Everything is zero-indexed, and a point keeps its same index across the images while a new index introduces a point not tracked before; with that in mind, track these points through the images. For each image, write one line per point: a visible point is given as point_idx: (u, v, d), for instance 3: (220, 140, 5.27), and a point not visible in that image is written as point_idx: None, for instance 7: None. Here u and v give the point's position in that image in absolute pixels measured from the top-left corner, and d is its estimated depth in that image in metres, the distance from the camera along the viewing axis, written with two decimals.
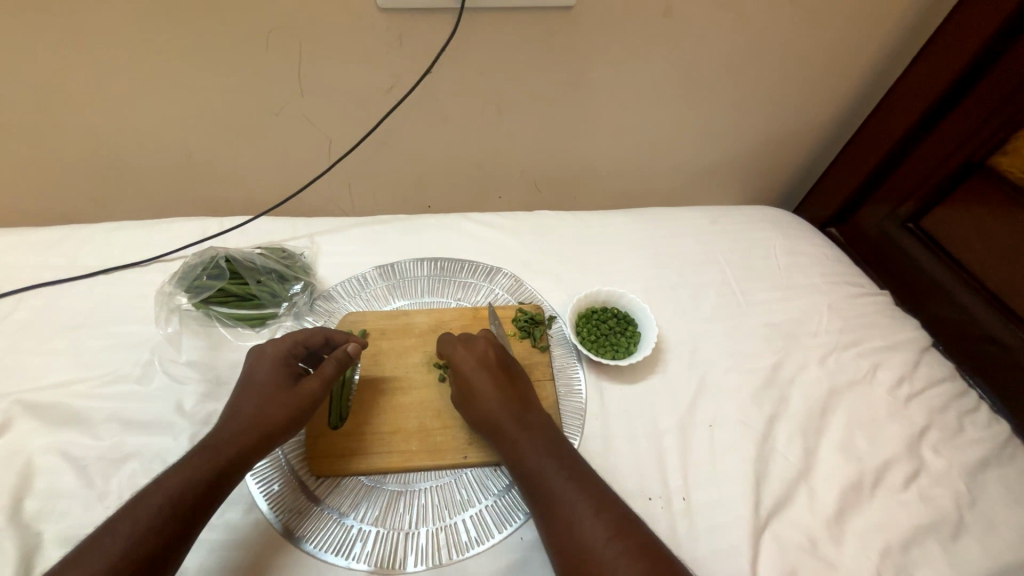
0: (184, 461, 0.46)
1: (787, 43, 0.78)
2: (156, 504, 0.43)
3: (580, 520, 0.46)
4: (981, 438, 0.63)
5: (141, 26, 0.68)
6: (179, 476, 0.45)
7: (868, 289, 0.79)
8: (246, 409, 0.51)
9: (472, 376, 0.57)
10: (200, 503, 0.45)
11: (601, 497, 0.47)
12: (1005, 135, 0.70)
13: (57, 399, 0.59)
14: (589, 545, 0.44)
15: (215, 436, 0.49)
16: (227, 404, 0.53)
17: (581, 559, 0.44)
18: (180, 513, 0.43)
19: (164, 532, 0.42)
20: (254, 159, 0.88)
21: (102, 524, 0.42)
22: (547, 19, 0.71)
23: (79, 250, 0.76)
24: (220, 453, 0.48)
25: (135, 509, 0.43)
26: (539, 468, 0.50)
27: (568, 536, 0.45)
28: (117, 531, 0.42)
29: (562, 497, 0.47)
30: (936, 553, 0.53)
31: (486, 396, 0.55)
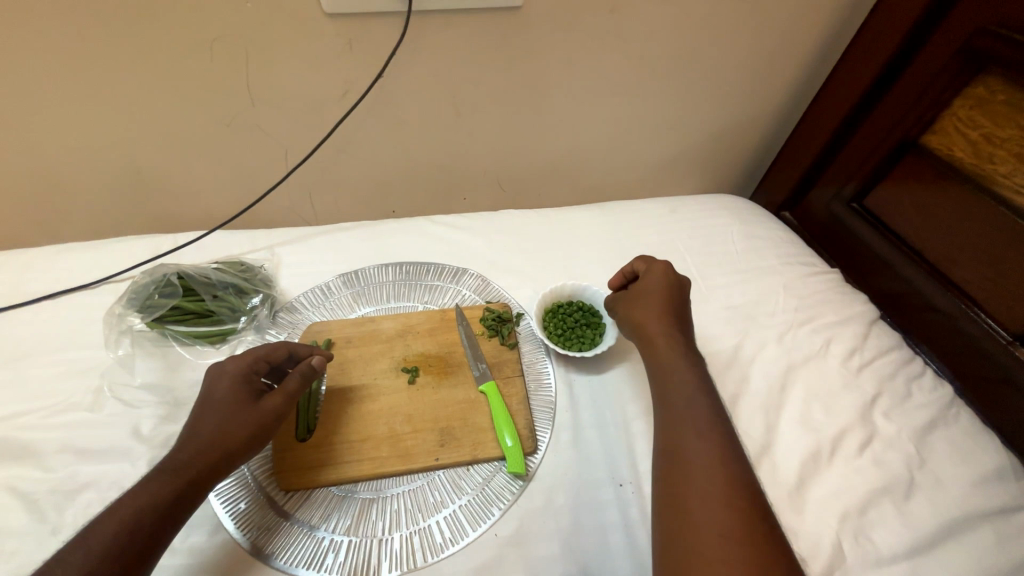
0: (141, 486, 0.45)
1: (730, 36, 0.81)
2: (111, 533, 0.41)
3: (692, 456, 0.47)
4: (927, 401, 0.66)
5: (72, 40, 0.65)
6: (135, 502, 0.44)
7: (819, 268, 0.83)
8: (205, 429, 0.50)
9: (657, 295, 0.62)
10: (159, 526, 0.43)
11: (713, 425, 0.49)
12: (933, 115, 0.74)
13: (1, 433, 0.56)
14: (694, 479, 0.45)
15: (171, 459, 0.48)
16: (185, 426, 0.51)
17: (683, 489, 0.46)
18: (136, 539, 0.42)
19: (121, 559, 0.41)
20: (207, 172, 0.86)
21: (49, 560, 0.40)
22: (496, 19, 0.72)
23: (20, 276, 0.72)
24: (179, 475, 0.46)
25: (86, 540, 0.41)
26: (681, 409, 0.51)
27: (680, 470, 0.47)
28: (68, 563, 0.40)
29: (688, 435, 0.49)
30: (890, 513, 0.56)
31: (647, 307, 0.61)
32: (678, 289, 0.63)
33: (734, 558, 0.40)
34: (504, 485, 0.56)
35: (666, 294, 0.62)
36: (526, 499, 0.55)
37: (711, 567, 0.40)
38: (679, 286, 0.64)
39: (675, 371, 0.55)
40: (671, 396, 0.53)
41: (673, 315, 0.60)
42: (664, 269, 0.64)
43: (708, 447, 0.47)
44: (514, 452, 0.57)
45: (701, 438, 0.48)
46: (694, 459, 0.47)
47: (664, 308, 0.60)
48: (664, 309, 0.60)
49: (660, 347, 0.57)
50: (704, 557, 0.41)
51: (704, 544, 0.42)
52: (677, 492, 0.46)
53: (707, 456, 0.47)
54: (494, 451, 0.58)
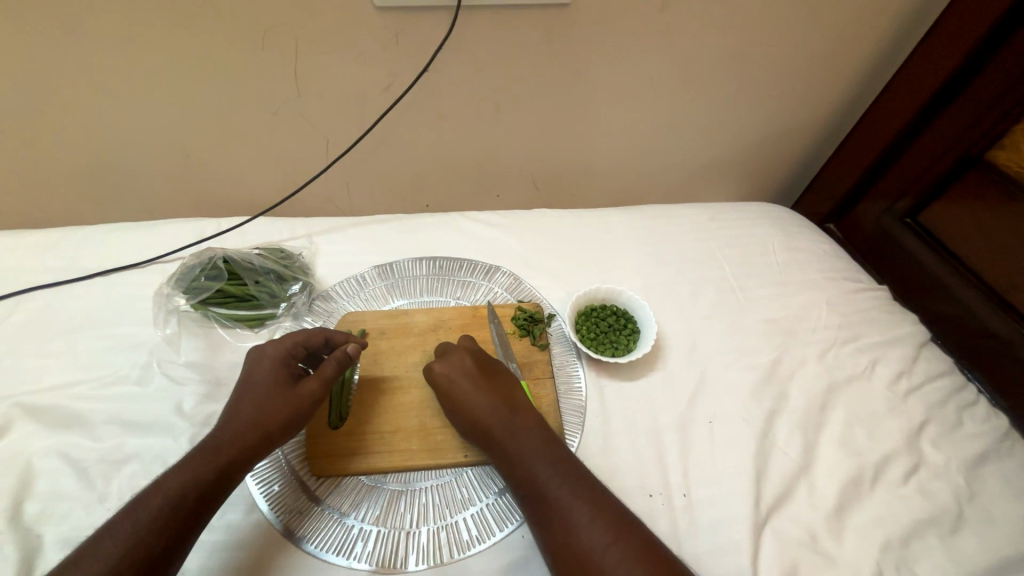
0: (185, 461, 0.46)
1: (784, 39, 0.78)
2: (157, 504, 0.43)
3: (565, 507, 0.47)
4: (979, 431, 0.63)
5: (135, 27, 0.68)
6: (180, 476, 0.45)
7: (866, 284, 0.80)
8: (247, 410, 0.51)
9: (457, 384, 0.57)
10: (203, 500, 0.45)
11: (566, 469, 0.50)
12: (1003, 129, 0.71)
13: (56, 402, 0.59)
14: (574, 533, 0.45)
15: (214, 436, 0.49)
16: (226, 406, 0.53)
17: (567, 546, 0.45)
18: (180, 514, 0.43)
19: (165, 532, 0.42)
20: (252, 160, 0.88)
21: (102, 526, 0.42)
22: (544, 16, 0.71)
23: (77, 252, 0.76)
24: (221, 453, 0.48)
25: (135, 510, 0.43)
26: (526, 463, 0.50)
27: (558, 530, 0.46)
28: (117, 533, 0.42)
29: (550, 490, 0.48)
30: (935, 547, 0.53)
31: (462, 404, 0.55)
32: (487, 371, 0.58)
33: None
34: None
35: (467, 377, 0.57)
36: None
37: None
38: (495, 371, 0.59)
39: (535, 468, 0.50)
40: (511, 459, 0.51)
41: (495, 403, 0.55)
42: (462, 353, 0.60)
43: (574, 500, 0.47)
44: None
45: (565, 487, 0.48)
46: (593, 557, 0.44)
47: (473, 401, 0.55)
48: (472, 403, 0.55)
49: (509, 440, 0.52)
50: None
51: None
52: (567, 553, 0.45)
53: (596, 543, 0.44)
54: None
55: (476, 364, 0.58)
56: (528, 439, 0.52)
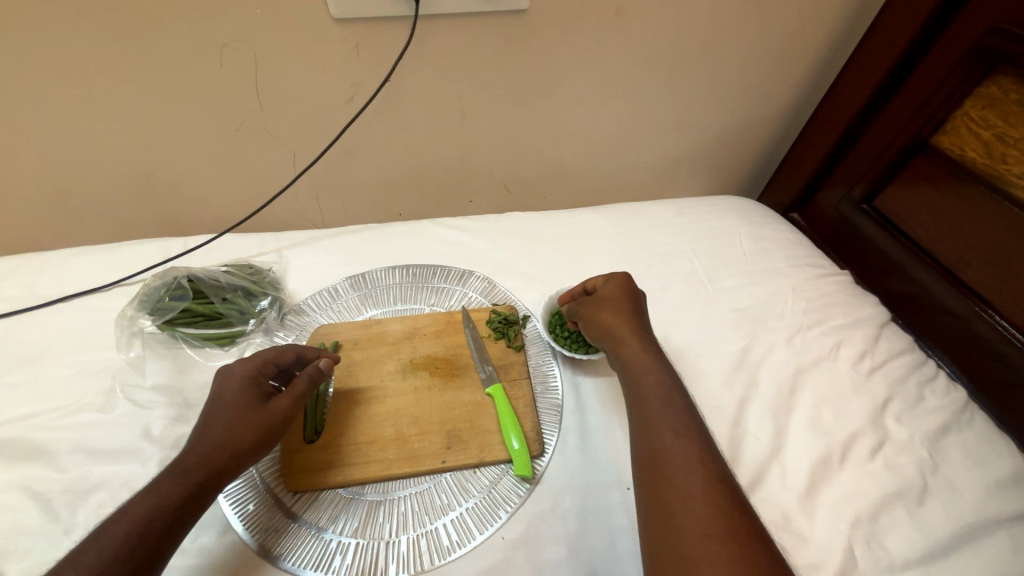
0: (152, 486, 0.45)
1: (737, 37, 0.80)
2: (122, 532, 0.42)
3: (666, 435, 0.49)
4: (940, 405, 0.65)
5: (86, 47, 0.66)
6: (147, 502, 0.44)
7: (828, 269, 0.82)
8: (214, 432, 0.50)
9: (619, 304, 0.61)
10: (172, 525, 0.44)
11: (679, 403, 0.52)
12: (943, 115, 0.73)
13: (16, 434, 0.57)
14: (669, 459, 0.47)
15: (180, 461, 0.48)
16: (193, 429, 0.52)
17: (660, 467, 0.47)
18: (147, 541, 0.42)
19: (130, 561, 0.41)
20: (218, 176, 0.87)
21: (61, 560, 0.40)
22: (502, 22, 0.72)
23: (35, 278, 0.73)
24: (190, 475, 0.47)
25: (99, 540, 0.42)
26: (644, 390, 0.53)
27: (655, 451, 0.48)
28: (77, 564, 0.40)
29: (659, 416, 0.50)
30: (903, 520, 0.55)
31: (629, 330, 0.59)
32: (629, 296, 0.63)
33: (716, 557, 0.40)
34: (510, 488, 0.56)
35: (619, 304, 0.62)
36: (533, 502, 0.55)
37: (695, 567, 0.40)
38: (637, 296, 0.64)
39: (643, 385, 0.54)
40: (641, 391, 0.53)
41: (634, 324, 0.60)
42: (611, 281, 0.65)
43: (676, 432, 0.49)
44: (521, 454, 0.57)
45: (672, 421, 0.50)
46: (673, 460, 0.46)
47: (630, 320, 0.60)
48: (634, 327, 0.59)
49: (632, 350, 0.57)
50: (684, 553, 0.41)
51: (688, 544, 0.41)
52: (655, 476, 0.47)
53: (689, 475, 0.45)
54: (500, 453, 0.58)
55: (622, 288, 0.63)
56: (661, 375, 0.55)
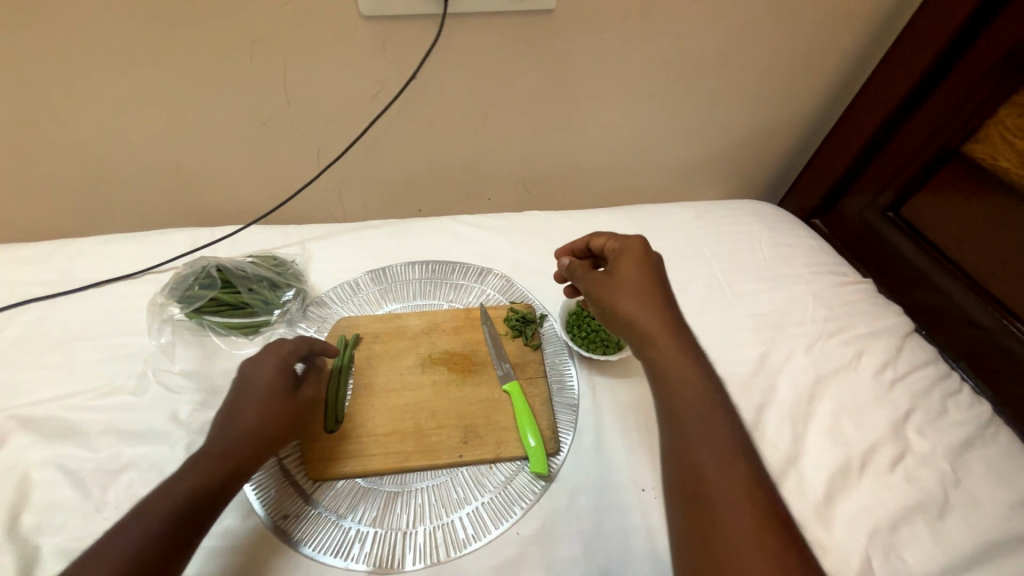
0: (191, 469, 0.47)
1: (764, 40, 0.80)
2: (166, 509, 0.44)
3: (700, 429, 0.45)
4: (964, 419, 0.64)
5: (124, 40, 0.68)
6: (187, 482, 0.46)
7: (851, 277, 0.81)
8: (247, 420, 0.52)
9: (639, 290, 0.54)
10: (206, 505, 0.46)
11: (708, 389, 0.47)
12: (975, 124, 0.72)
13: (51, 413, 0.59)
14: (703, 455, 0.43)
15: (210, 446, 0.49)
16: (217, 417, 0.53)
17: (693, 464, 0.43)
18: (188, 518, 0.44)
19: (167, 541, 0.42)
20: (244, 168, 0.89)
21: (108, 533, 0.42)
22: (528, 21, 0.73)
23: (69, 264, 0.76)
24: (227, 460, 0.48)
25: (144, 515, 0.43)
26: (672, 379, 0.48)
27: (688, 446, 0.44)
28: (125, 537, 0.42)
29: (688, 408, 0.46)
30: (923, 533, 0.55)
31: (651, 309, 0.53)
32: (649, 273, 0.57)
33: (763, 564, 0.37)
34: (525, 485, 0.57)
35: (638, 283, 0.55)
36: (548, 499, 0.56)
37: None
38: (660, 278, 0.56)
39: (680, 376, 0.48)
40: (669, 380, 0.48)
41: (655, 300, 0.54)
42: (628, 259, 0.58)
43: (710, 424, 0.45)
44: (537, 452, 0.57)
45: (704, 412, 0.45)
46: (709, 458, 0.43)
47: (650, 308, 0.53)
48: (658, 308, 0.53)
49: (656, 343, 0.51)
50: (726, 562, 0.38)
51: (730, 551, 0.38)
52: (690, 473, 0.43)
53: (725, 474, 0.42)
54: (516, 450, 0.59)
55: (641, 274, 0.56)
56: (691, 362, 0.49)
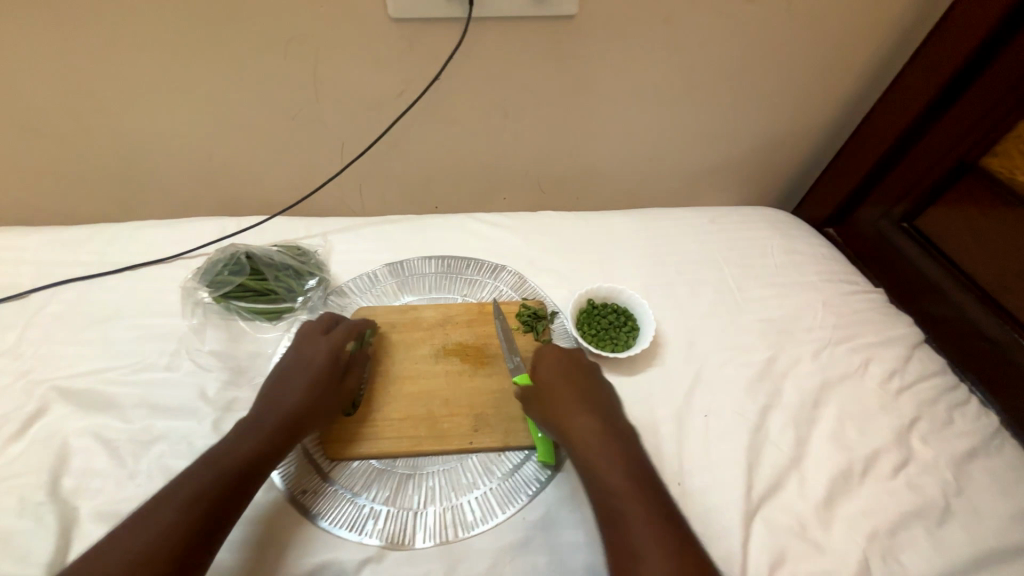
0: (251, 433, 0.53)
1: (782, 49, 0.81)
2: (226, 465, 0.50)
3: (601, 462, 0.52)
4: (969, 430, 0.65)
5: (166, 37, 0.72)
6: (247, 444, 0.52)
7: (862, 286, 0.82)
8: (301, 394, 0.58)
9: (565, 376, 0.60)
10: (255, 466, 0.51)
11: (603, 426, 0.55)
12: (995, 137, 0.72)
13: (89, 386, 0.63)
14: (606, 484, 0.51)
15: (268, 414, 0.56)
16: (268, 385, 0.59)
17: (606, 492, 0.50)
18: (245, 474, 0.50)
19: (223, 493, 0.48)
20: (271, 161, 0.92)
21: (178, 478, 0.48)
22: (550, 27, 0.75)
23: (106, 247, 0.80)
24: (280, 428, 0.55)
25: (209, 468, 0.49)
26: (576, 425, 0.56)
27: (594, 476, 0.52)
28: (192, 484, 0.48)
29: (588, 446, 0.54)
30: (922, 538, 0.55)
31: (584, 404, 0.57)
32: (585, 375, 0.61)
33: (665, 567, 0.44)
34: (532, 473, 0.59)
35: (571, 380, 0.60)
36: (554, 487, 0.58)
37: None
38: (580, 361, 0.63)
39: (602, 452, 0.53)
40: (576, 423, 0.56)
41: (590, 401, 0.58)
42: (557, 353, 0.63)
43: (611, 457, 0.52)
44: (544, 442, 0.59)
45: (602, 447, 0.53)
46: (611, 483, 0.50)
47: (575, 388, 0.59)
48: (587, 406, 0.57)
49: (570, 408, 0.57)
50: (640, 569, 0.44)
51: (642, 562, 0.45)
52: (606, 500, 0.50)
53: (630, 496, 0.49)
54: (524, 440, 0.61)
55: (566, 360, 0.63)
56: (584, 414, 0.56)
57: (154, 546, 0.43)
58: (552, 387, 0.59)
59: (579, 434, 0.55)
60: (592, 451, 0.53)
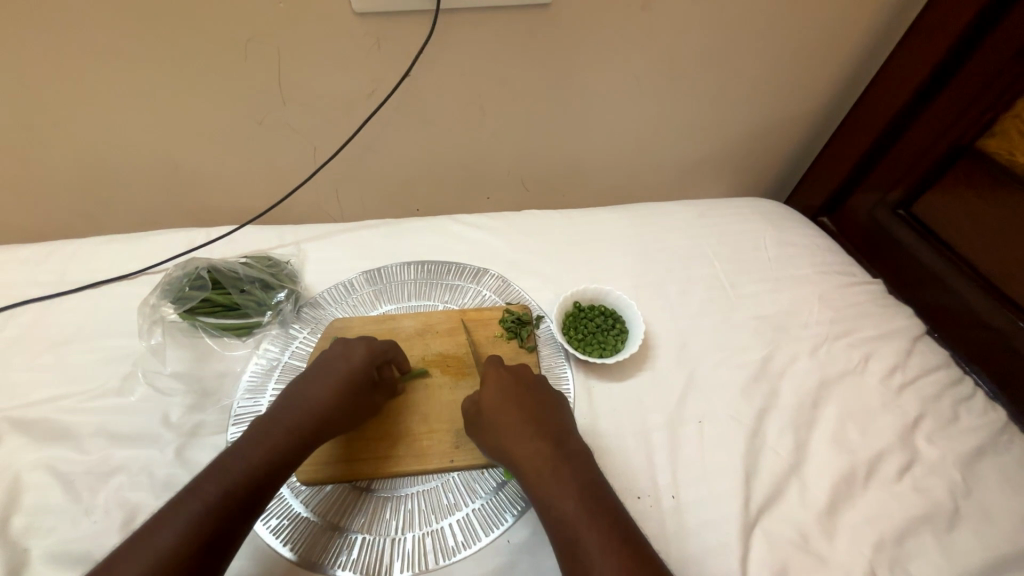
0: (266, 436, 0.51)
1: (768, 33, 0.77)
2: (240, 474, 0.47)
3: (556, 489, 0.48)
4: (976, 426, 0.62)
5: (115, 40, 0.68)
6: (263, 449, 0.49)
7: (859, 278, 0.79)
8: (324, 402, 0.54)
9: (511, 396, 0.56)
10: (278, 470, 0.49)
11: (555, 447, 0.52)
12: (991, 117, 0.69)
13: (44, 415, 0.59)
14: (563, 513, 0.47)
15: (287, 419, 0.53)
16: (287, 395, 0.56)
17: (564, 524, 0.46)
18: (257, 479, 0.47)
19: (235, 503, 0.45)
20: (239, 168, 0.88)
21: (186, 489, 0.45)
22: (524, 17, 0.71)
23: (66, 265, 0.76)
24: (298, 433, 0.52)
25: (219, 475, 0.46)
26: (526, 451, 0.51)
27: (551, 507, 0.48)
28: (202, 494, 0.45)
29: (543, 474, 0.50)
30: (930, 545, 0.52)
31: (535, 426, 0.53)
32: (536, 393, 0.57)
33: None
34: (517, 492, 0.56)
35: (520, 400, 0.56)
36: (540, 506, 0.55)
37: None
38: (529, 378, 0.59)
39: (558, 478, 0.49)
40: (525, 449, 0.52)
41: (542, 422, 0.54)
42: (499, 372, 0.58)
43: (565, 483, 0.48)
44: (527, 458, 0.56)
45: (556, 470, 0.49)
46: (569, 512, 0.46)
47: (523, 410, 0.55)
48: (538, 428, 0.53)
49: (517, 433, 0.53)
50: None
51: None
52: (565, 533, 0.46)
53: (589, 525, 0.45)
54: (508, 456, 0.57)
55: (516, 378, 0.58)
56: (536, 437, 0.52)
57: (177, 542, 0.41)
58: (499, 410, 0.55)
59: (531, 460, 0.51)
60: (546, 479, 0.49)
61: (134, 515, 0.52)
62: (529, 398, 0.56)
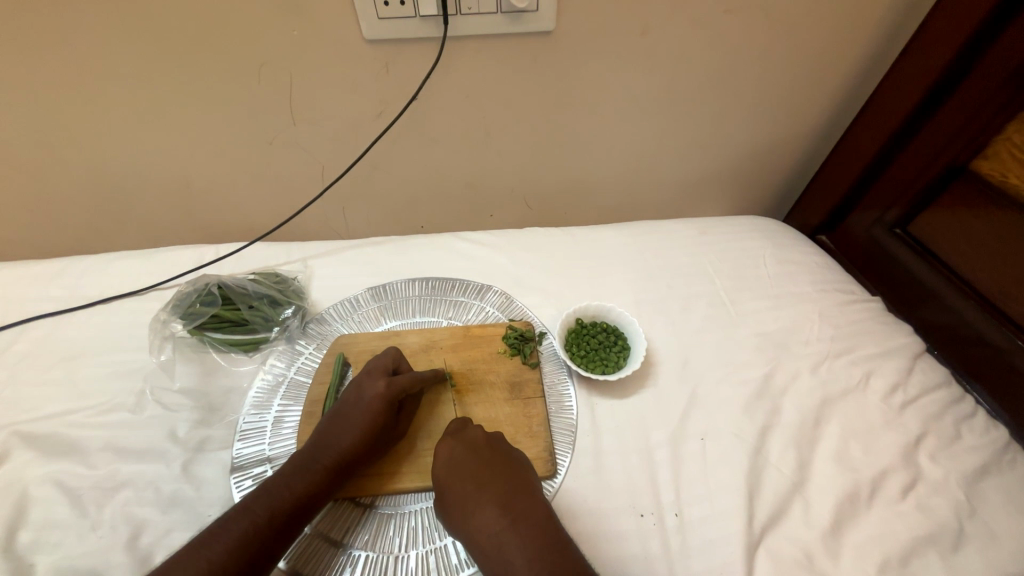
0: (284, 477, 0.52)
1: (763, 58, 0.80)
2: (260, 514, 0.48)
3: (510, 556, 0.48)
4: (979, 445, 0.62)
5: (135, 65, 0.71)
6: (282, 488, 0.51)
7: (859, 295, 0.79)
8: (345, 440, 0.55)
9: (466, 459, 0.55)
10: (306, 505, 0.51)
11: (509, 510, 0.51)
12: (983, 140, 0.71)
13: (52, 429, 0.60)
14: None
15: (308, 458, 0.54)
16: (323, 422, 0.58)
17: None
18: (279, 517, 0.49)
19: (256, 542, 0.47)
20: (251, 187, 0.91)
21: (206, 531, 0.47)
22: (528, 45, 0.74)
23: (78, 280, 0.78)
24: (318, 469, 0.53)
25: (239, 517, 0.48)
26: (481, 520, 0.51)
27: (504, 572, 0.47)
28: (227, 534, 0.47)
29: (498, 542, 0.49)
30: (936, 566, 0.52)
31: (490, 493, 0.52)
32: (489, 452, 0.56)
33: None
34: None
35: (467, 467, 0.54)
36: None
37: None
38: (486, 437, 0.57)
39: (506, 547, 0.48)
40: (478, 517, 0.51)
41: (491, 485, 0.53)
42: (449, 442, 0.56)
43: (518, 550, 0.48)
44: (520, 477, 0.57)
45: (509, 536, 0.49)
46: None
47: (475, 474, 0.54)
48: (492, 492, 0.53)
49: (472, 501, 0.52)
50: None
51: None
52: None
53: None
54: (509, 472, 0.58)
55: (476, 440, 0.57)
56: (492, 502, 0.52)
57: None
58: (448, 480, 0.54)
59: (481, 534, 0.50)
60: (496, 555, 0.49)
61: (139, 530, 0.53)
62: (484, 459, 0.55)
